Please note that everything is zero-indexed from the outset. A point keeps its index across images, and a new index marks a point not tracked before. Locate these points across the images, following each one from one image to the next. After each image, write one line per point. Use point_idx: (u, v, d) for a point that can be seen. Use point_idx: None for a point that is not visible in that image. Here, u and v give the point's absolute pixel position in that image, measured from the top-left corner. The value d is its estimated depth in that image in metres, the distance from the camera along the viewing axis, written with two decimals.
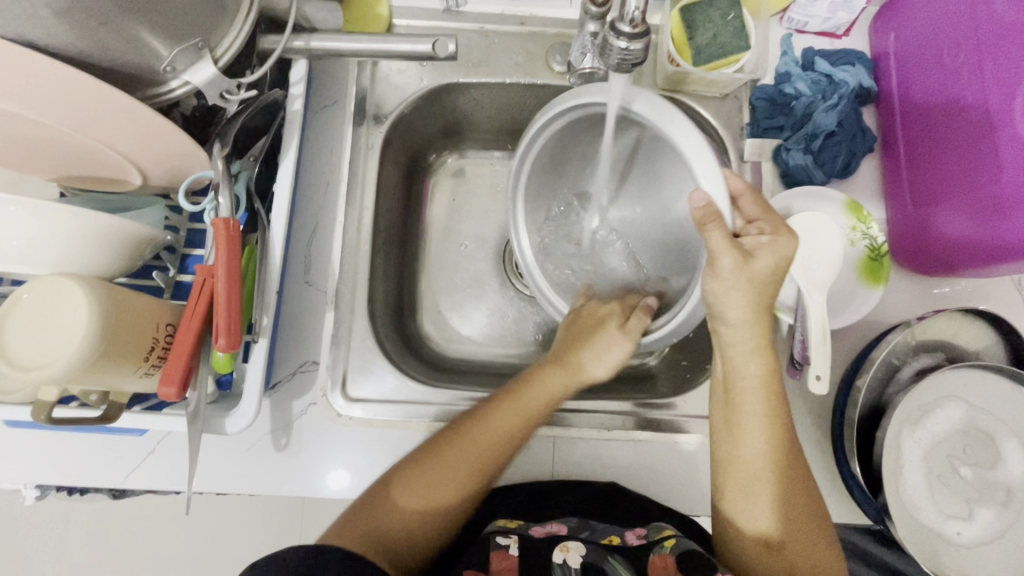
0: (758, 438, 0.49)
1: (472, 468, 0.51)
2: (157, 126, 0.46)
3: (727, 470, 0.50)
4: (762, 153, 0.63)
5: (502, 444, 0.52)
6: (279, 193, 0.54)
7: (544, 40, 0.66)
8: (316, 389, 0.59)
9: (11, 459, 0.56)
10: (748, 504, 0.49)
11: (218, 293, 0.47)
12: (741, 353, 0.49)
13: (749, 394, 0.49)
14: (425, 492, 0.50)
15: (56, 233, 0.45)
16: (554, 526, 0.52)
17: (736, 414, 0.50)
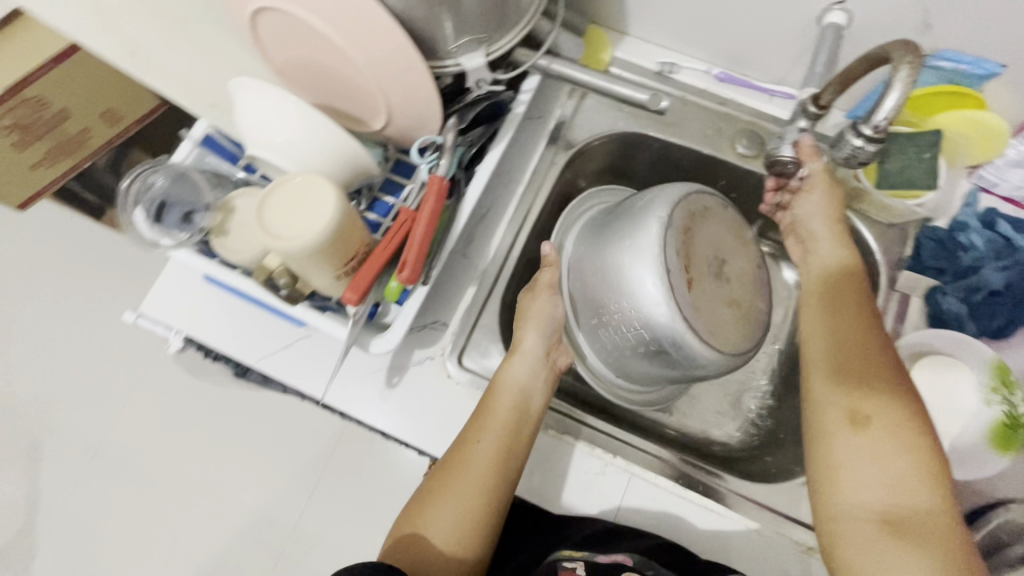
0: (820, 322, 0.59)
1: (503, 424, 0.57)
2: (426, 91, 0.55)
3: (834, 439, 0.52)
4: (914, 288, 0.64)
5: (499, 454, 0.56)
6: (481, 172, 0.62)
7: (735, 123, 0.72)
8: (437, 346, 0.65)
9: (180, 308, 0.65)
10: (837, 401, 0.53)
11: (416, 233, 0.54)
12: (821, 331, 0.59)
13: (841, 367, 0.55)
14: (473, 480, 0.55)
15: (313, 141, 0.55)
16: (621, 556, 0.57)
17: (824, 380, 0.56)
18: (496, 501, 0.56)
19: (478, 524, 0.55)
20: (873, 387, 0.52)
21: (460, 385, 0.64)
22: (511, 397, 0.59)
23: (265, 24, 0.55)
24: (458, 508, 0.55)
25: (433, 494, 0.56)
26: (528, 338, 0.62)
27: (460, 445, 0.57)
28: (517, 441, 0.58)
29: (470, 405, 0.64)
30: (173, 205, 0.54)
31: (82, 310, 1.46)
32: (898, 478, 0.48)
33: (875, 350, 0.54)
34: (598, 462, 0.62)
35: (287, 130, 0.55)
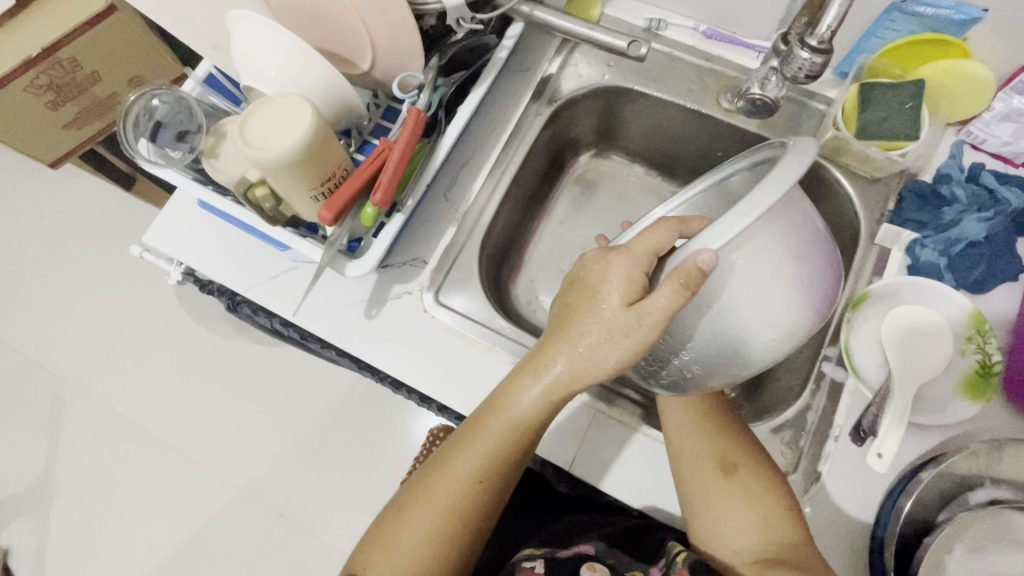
0: (685, 419, 0.61)
1: (486, 451, 0.56)
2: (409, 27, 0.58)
3: (696, 490, 0.58)
4: (893, 241, 0.64)
5: (479, 472, 0.56)
6: (462, 111, 0.64)
7: (721, 79, 0.73)
8: (415, 281, 0.67)
9: (179, 237, 0.70)
10: (706, 455, 0.58)
11: (391, 159, 0.57)
12: (673, 420, 0.61)
13: (694, 443, 0.59)
14: (444, 499, 0.56)
15: (302, 74, 0.59)
16: (584, 546, 0.64)
17: (685, 446, 0.59)
18: (472, 519, 0.57)
19: (452, 541, 0.56)
20: (726, 456, 0.59)
21: (435, 319, 0.66)
22: (508, 419, 0.55)
23: None
24: (431, 524, 0.55)
25: (406, 516, 0.56)
26: (597, 359, 0.50)
27: (442, 459, 0.58)
28: (506, 459, 0.56)
29: (445, 338, 0.66)
30: (168, 125, 0.59)
31: (107, 272, 1.54)
32: (764, 520, 0.55)
33: (726, 436, 0.60)
34: (560, 396, 0.65)
35: (277, 61, 0.58)
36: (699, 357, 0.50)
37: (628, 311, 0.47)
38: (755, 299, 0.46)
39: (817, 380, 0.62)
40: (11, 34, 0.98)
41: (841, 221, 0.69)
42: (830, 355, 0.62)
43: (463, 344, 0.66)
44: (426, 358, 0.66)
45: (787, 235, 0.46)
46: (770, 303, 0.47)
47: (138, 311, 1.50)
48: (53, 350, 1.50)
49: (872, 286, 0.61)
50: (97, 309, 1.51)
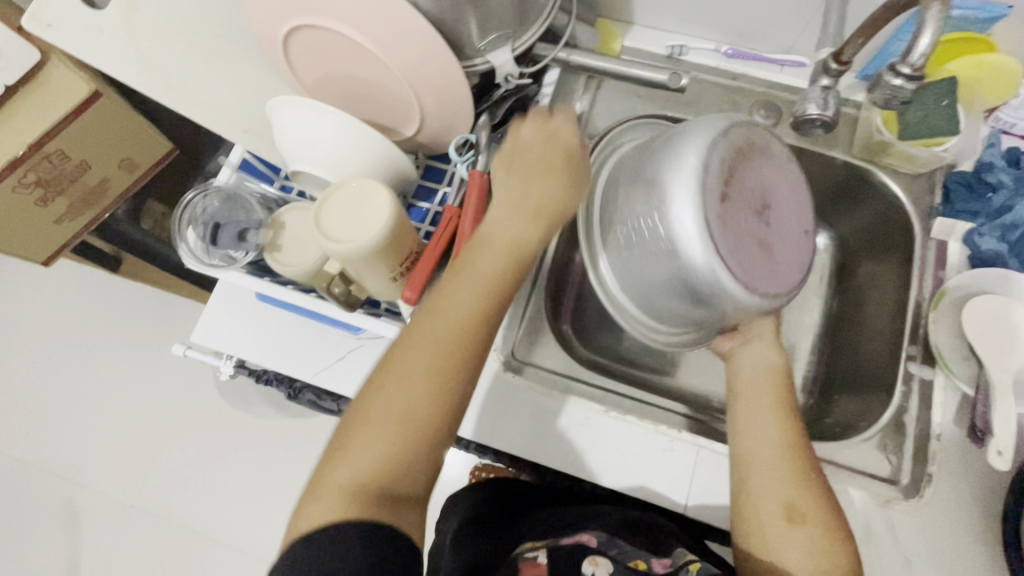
0: (757, 375, 0.58)
1: (434, 342, 0.47)
2: (460, 92, 0.57)
3: (747, 460, 0.54)
4: (950, 233, 0.66)
5: (432, 392, 0.45)
6: None
7: (750, 96, 0.74)
8: (489, 341, 0.65)
9: (231, 332, 0.66)
10: (774, 489, 0.51)
11: (465, 227, 0.56)
12: (742, 365, 0.60)
13: (754, 402, 0.57)
14: (416, 368, 0.46)
15: (356, 151, 0.57)
16: (584, 535, 0.60)
17: (744, 408, 0.57)
18: (417, 445, 0.45)
19: (409, 451, 0.44)
20: (801, 485, 0.51)
21: (515, 378, 0.65)
22: (490, 253, 0.51)
23: (299, 41, 0.57)
24: (376, 456, 0.43)
25: (345, 449, 0.44)
26: (553, 192, 0.54)
27: (376, 380, 0.46)
28: (463, 357, 0.47)
29: (529, 395, 0.64)
30: (226, 224, 0.56)
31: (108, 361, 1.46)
32: (795, 491, 0.51)
33: (789, 413, 0.56)
34: (663, 438, 0.62)
35: (324, 143, 0.56)
36: (685, 249, 0.53)
37: (542, 146, 0.56)
38: (711, 202, 0.52)
39: (906, 381, 0.63)
40: None
41: (891, 219, 0.71)
42: (915, 355, 0.63)
43: (549, 399, 0.64)
44: (513, 418, 0.64)
45: (652, 144, 0.59)
46: (716, 206, 0.53)
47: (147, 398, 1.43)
48: (59, 454, 1.40)
49: (946, 284, 0.62)
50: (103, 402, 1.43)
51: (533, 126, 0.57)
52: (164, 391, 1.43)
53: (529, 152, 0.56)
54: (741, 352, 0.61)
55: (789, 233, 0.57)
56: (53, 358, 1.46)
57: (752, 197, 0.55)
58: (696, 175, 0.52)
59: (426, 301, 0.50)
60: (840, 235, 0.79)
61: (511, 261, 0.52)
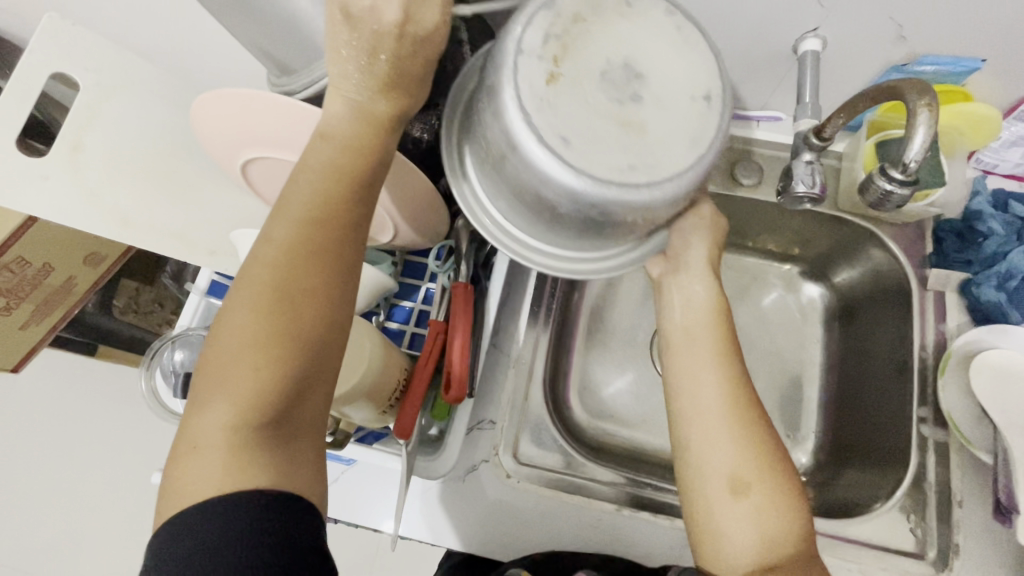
0: (700, 293, 0.51)
1: (260, 304, 0.38)
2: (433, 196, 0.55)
3: (687, 413, 0.47)
4: (946, 284, 0.64)
5: (243, 355, 0.37)
6: (499, 263, 0.63)
7: (729, 154, 0.73)
8: (489, 447, 0.62)
9: None
10: (722, 459, 0.45)
11: (453, 346, 0.53)
12: (694, 287, 0.51)
13: (702, 332, 0.49)
14: (238, 390, 0.37)
15: None
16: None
17: (689, 345, 0.49)
18: (264, 427, 0.37)
19: (246, 440, 0.36)
20: (745, 444, 0.45)
21: (521, 483, 0.61)
22: (274, 242, 0.39)
23: (259, 164, 0.55)
24: (204, 461, 0.35)
25: (179, 456, 0.37)
26: (333, 114, 0.41)
27: (209, 370, 0.38)
28: (281, 296, 0.38)
29: (538, 500, 0.61)
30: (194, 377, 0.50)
31: (47, 455, 1.26)
32: (740, 446, 0.45)
33: (735, 350, 0.49)
34: (681, 533, 0.60)
35: None
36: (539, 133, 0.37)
37: (388, 72, 0.39)
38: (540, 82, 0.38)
39: (920, 446, 0.61)
40: None
41: (882, 271, 0.70)
42: (926, 417, 0.61)
43: (558, 502, 0.61)
44: (521, 525, 0.60)
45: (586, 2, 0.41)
46: (583, 71, 0.39)
47: (99, 499, 1.24)
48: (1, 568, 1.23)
49: (954, 345, 0.60)
50: (47, 508, 1.24)
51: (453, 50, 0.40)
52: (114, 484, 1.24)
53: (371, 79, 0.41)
54: (698, 241, 0.50)
55: (675, 107, 0.39)
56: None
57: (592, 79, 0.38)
58: (521, 54, 0.38)
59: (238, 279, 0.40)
60: (836, 284, 0.78)
61: (318, 227, 0.39)
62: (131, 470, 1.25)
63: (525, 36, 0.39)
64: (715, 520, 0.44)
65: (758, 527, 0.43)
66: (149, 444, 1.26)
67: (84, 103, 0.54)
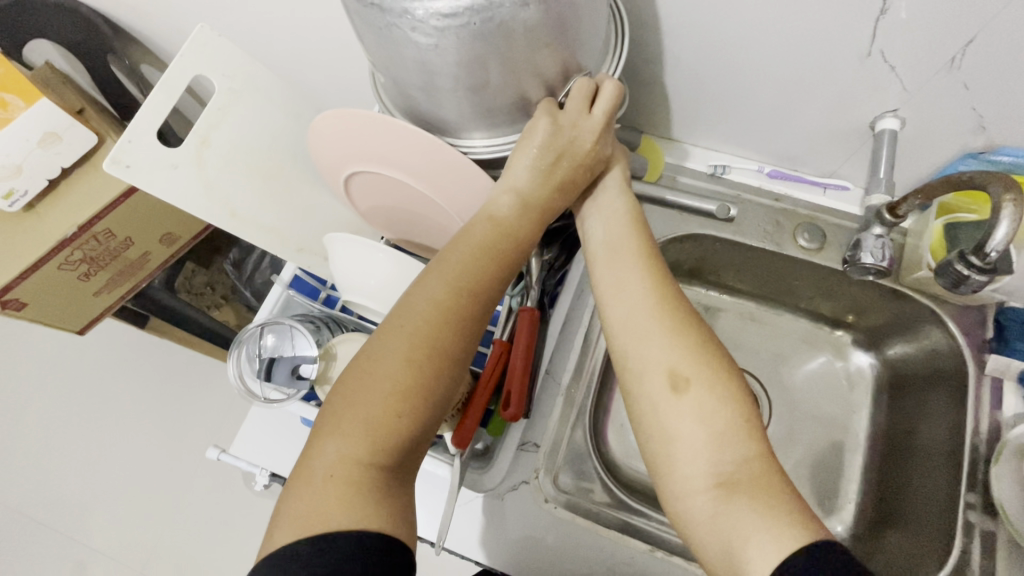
0: (616, 202, 0.54)
1: (405, 355, 0.43)
2: None
3: (619, 326, 0.47)
4: (1005, 370, 0.64)
5: (386, 399, 0.42)
6: (564, 296, 0.68)
7: (794, 216, 0.75)
8: (530, 469, 0.64)
9: (263, 442, 0.65)
10: (657, 355, 0.44)
11: (515, 366, 0.56)
12: (613, 200, 0.54)
13: (626, 242, 0.51)
14: (369, 430, 0.41)
15: None
16: None
17: (612, 255, 0.51)
18: (382, 462, 0.41)
19: (369, 475, 0.40)
20: (679, 341, 0.45)
21: (556, 510, 0.62)
22: (427, 303, 0.45)
23: (359, 178, 0.60)
24: (336, 493, 0.39)
25: (304, 477, 0.40)
26: (504, 203, 0.50)
27: (342, 404, 0.42)
28: (429, 352, 0.43)
29: (571, 529, 0.62)
30: (282, 359, 0.57)
31: (85, 411, 1.31)
32: (678, 344, 0.45)
33: (657, 258, 0.50)
34: None
35: (377, 275, 0.57)
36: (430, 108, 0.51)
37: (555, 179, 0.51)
38: (466, 86, 0.46)
39: (966, 531, 0.60)
40: (51, 213, 0.97)
41: (937, 348, 0.70)
42: (974, 503, 0.60)
43: (592, 535, 0.61)
44: (552, 551, 0.61)
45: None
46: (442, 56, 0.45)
47: (122, 462, 1.26)
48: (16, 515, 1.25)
49: (1008, 435, 0.59)
50: (77, 465, 1.27)
51: (525, 145, 0.49)
52: (140, 450, 1.27)
53: (518, 174, 0.50)
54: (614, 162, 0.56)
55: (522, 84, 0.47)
56: (31, 411, 1.32)
57: (516, 84, 0.47)
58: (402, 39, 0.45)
59: (383, 322, 0.45)
60: (888, 357, 0.78)
61: (472, 297, 0.46)
62: (161, 438, 1.28)
63: (431, 37, 0.41)
64: (669, 425, 0.43)
65: (706, 418, 0.42)
66: (179, 417, 1.30)
67: (217, 103, 0.59)
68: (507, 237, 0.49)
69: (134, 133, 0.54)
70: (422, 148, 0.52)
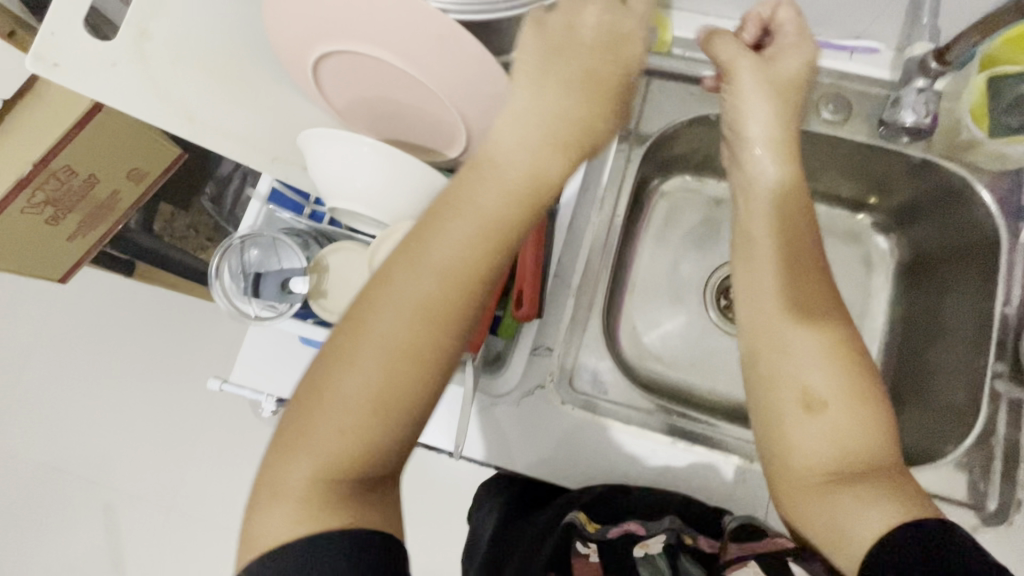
0: (766, 196, 0.51)
1: (386, 340, 0.38)
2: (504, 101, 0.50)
3: (758, 333, 0.48)
4: None
5: (367, 388, 0.38)
6: (570, 191, 0.61)
7: (817, 87, 0.68)
8: (545, 373, 0.61)
9: (265, 369, 0.62)
10: (794, 372, 0.45)
11: (525, 266, 0.55)
12: (765, 172, 0.52)
13: (765, 244, 0.50)
14: (348, 423, 0.38)
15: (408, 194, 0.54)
16: (632, 525, 0.55)
17: (757, 261, 0.50)
18: (363, 456, 0.38)
19: (345, 470, 0.38)
20: (827, 355, 0.45)
21: (574, 410, 0.60)
22: (414, 277, 0.38)
23: (333, 65, 0.53)
24: (310, 487, 0.37)
25: (281, 462, 0.38)
26: (508, 133, 0.40)
27: (320, 387, 0.38)
28: (412, 339, 0.38)
29: (591, 428, 0.60)
30: (268, 275, 0.53)
31: (80, 362, 1.28)
32: (831, 357, 0.45)
33: (824, 274, 0.49)
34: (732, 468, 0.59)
35: (367, 177, 0.52)
36: None
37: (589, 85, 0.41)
38: None
39: (990, 401, 0.59)
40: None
41: (968, 220, 0.66)
42: (1001, 372, 0.59)
43: (610, 432, 0.60)
44: (572, 450, 0.60)
45: None
46: None
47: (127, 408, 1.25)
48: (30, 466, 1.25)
49: None
50: (82, 415, 1.25)
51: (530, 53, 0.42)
52: (144, 395, 1.26)
53: (527, 92, 0.41)
54: (756, 121, 0.51)
55: None
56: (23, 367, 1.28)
57: None
58: None
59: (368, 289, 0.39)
60: (911, 235, 0.74)
61: (464, 273, 0.38)
62: (163, 383, 1.26)
63: None
64: (789, 437, 0.45)
65: (839, 435, 0.43)
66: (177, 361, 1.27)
67: None
68: (511, 191, 0.39)
69: (57, 22, 0.45)
70: (405, 15, 0.45)
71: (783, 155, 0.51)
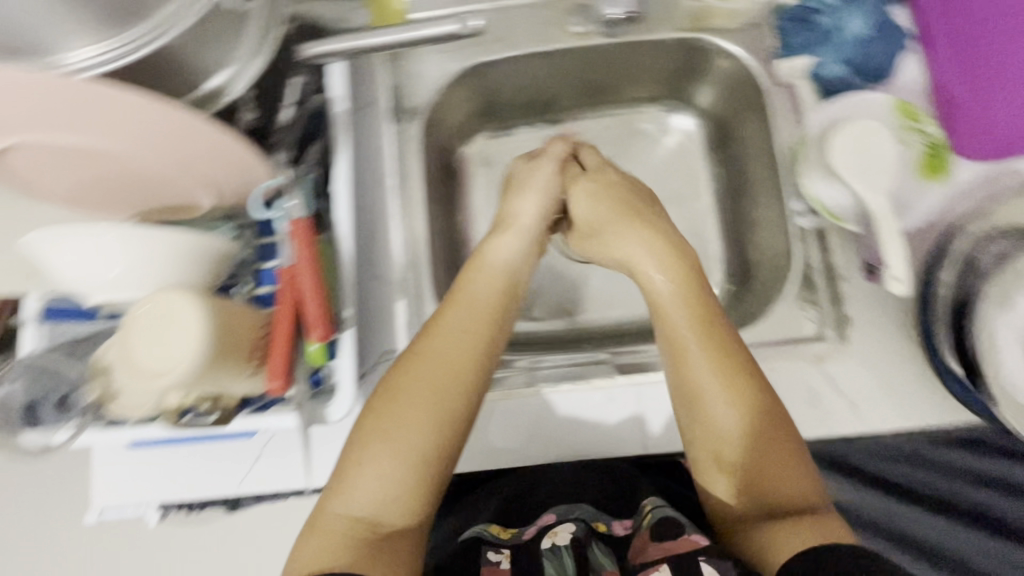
0: (658, 271, 0.52)
1: (409, 426, 0.46)
2: (210, 131, 0.46)
3: (683, 394, 0.48)
4: (795, 73, 0.64)
5: (382, 472, 0.45)
6: (340, 189, 0.56)
7: (559, 4, 0.69)
8: None
9: (131, 482, 0.59)
10: (721, 422, 0.46)
11: (303, 287, 0.50)
12: (639, 260, 0.54)
13: (668, 315, 0.50)
14: (363, 502, 0.44)
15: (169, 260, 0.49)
16: (543, 518, 0.53)
17: (668, 332, 0.50)
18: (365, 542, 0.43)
19: (349, 549, 0.43)
20: (743, 407, 0.46)
21: None
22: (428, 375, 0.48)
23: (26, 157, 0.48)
24: (325, 548, 0.43)
25: (310, 521, 0.45)
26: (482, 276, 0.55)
27: (347, 464, 0.46)
28: (431, 425, 0.46)
29: None
30: (42, 400, 0.49)
31: None
32: (748, 415, 0.46)
33: (732, 343, 0.49)
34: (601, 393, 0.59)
35: (119, 261, 0.47)
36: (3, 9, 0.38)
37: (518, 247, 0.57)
38: None
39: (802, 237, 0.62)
40: None
41: (737, 78, 0.68)
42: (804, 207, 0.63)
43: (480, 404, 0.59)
44: None
45: None
46: None
47: None
48: None
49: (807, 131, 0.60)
50: None
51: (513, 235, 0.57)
52: None
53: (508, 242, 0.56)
54: (634, 241, 0.54)
55: None
56: None
57: None
58: None
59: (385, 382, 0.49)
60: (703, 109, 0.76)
61: (463, 375, 0.49)
62: None
63: None
64: (715, 486, 0.48)
65: (767, 481, 0.45)
66: None
67: None
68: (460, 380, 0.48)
69: None
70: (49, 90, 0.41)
71: (665, 255, 0.53)
